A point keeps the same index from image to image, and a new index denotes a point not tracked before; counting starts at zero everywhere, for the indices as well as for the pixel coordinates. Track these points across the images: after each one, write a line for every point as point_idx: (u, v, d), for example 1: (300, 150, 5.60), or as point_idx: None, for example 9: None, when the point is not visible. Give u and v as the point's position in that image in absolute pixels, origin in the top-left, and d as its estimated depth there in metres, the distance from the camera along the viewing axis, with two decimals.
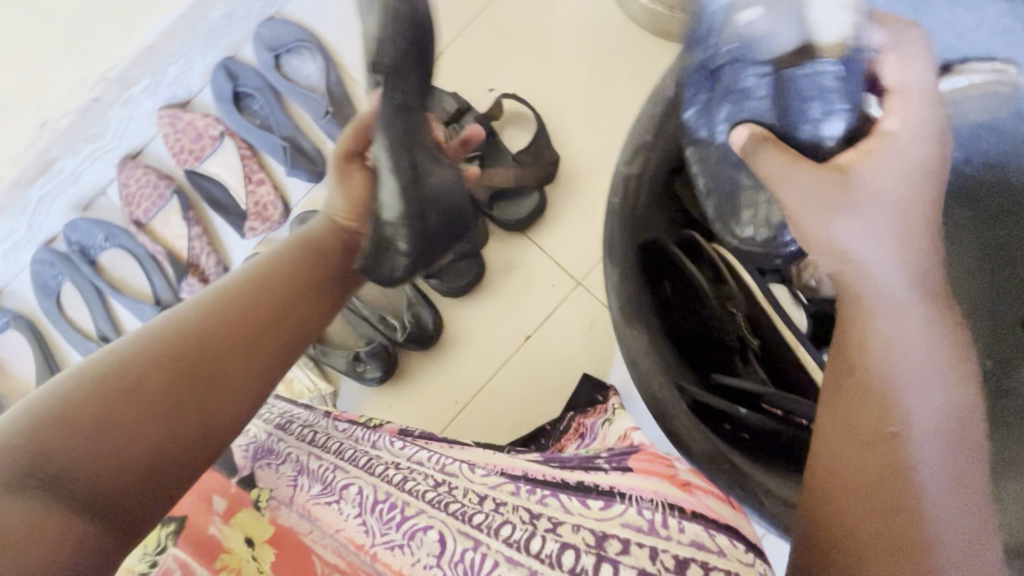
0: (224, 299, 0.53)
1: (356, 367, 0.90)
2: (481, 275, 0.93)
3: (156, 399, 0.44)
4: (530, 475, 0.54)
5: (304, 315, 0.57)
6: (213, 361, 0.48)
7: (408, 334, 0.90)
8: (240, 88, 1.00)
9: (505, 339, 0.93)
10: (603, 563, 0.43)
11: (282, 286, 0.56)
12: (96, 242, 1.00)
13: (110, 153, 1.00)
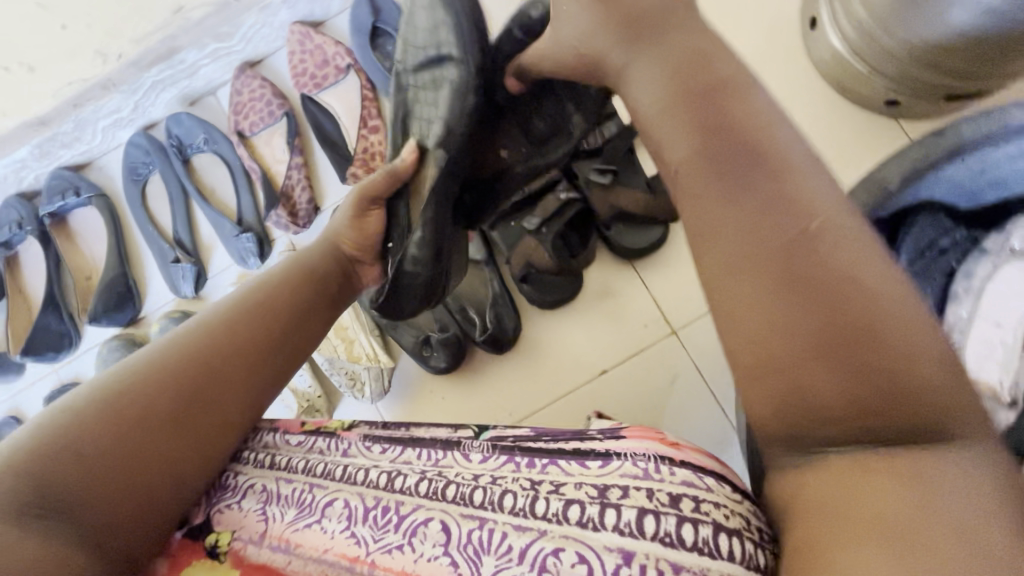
0: (224, 311, 0.48)
1: (421, 349, 0.86)
2: (574, 293, 0.86)
3: (159, 422, 0.40)
4: (524, 442, 0.46)
5: (308, 319, 0.53)
6: (221, 374, 0.44)
7: (486, 335, 0.84)
8: (380, 24, 0.93)
9: (579, 365, 0.87)
10: (607, 512, 0.37)
11: (289, 306, 0.52)
12: (194, 142, 0.96)
13: (232, 55, 0.95)
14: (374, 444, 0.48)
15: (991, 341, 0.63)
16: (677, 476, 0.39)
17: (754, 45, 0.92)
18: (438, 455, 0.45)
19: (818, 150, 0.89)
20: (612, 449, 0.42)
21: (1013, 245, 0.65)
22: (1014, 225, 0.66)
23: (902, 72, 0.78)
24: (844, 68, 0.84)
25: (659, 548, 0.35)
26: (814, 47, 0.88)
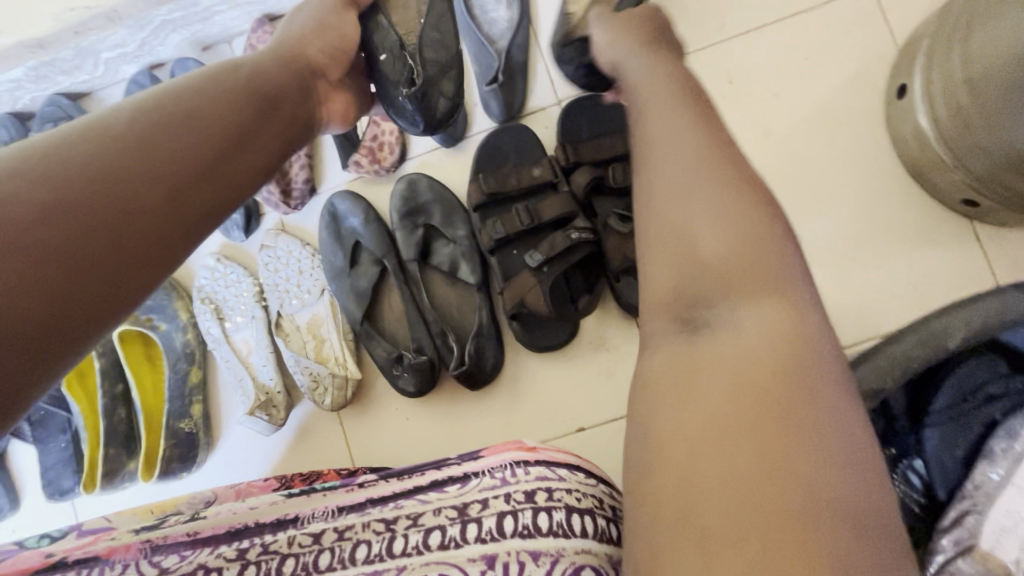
0: (152, 104, 0.40)
1: (392, 367, 0.79)
2: (567, 340, 0.78)
3: (72, 214, 0.33)
4: (372, 496, 0.44)
5: (263, 130, 0.46)
6: (152, 168, 0.37)
7: (462, 369, 0.76)
8: None
9: (554, 419, 0.79)
10: (469, 525, 0.40)
11: (223, 116, 0.42)
12: None
13: (252, 5, 0.87)
14: (165, 556, 0.41)
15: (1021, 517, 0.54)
16: (530, 474, 0.43)
17: (829, 101, 0.80)
18: (269, 538, 0.41)
19: (873, 236, 0.78)
20: (469, 471, 0.45)
21: None
22: None
23: (990, 173, 0.65)
24: (926, 151, 0.72)
25: (519, 543, 0.39)
26: (897, 117, 0.76)
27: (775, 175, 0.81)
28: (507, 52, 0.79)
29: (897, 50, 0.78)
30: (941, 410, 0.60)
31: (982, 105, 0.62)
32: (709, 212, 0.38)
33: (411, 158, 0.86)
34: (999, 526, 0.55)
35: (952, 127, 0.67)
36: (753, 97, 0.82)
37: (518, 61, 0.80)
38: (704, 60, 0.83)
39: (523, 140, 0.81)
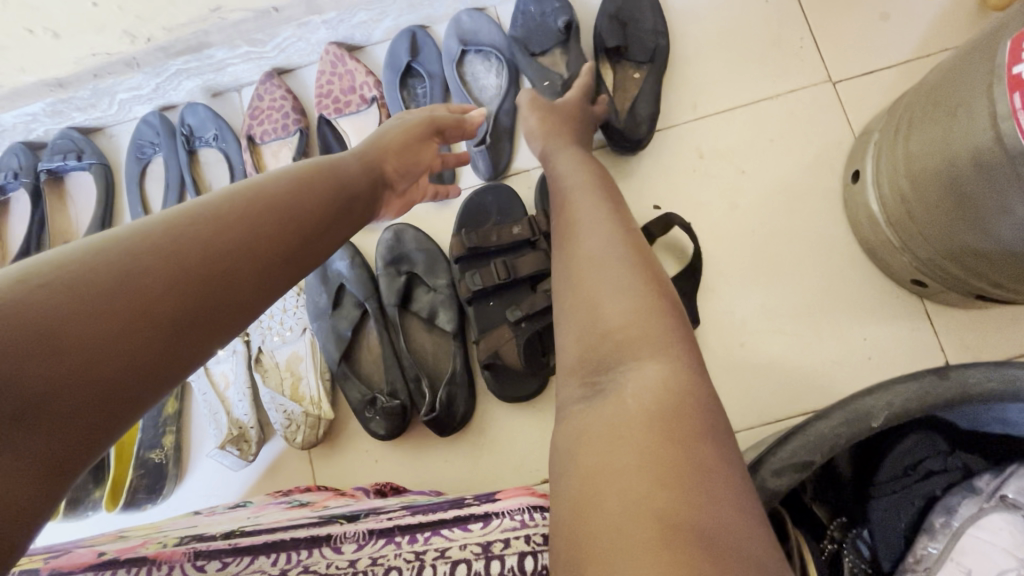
0: (237, 199, 0.44)
1: (365, 410, 0.81)
2: (539, 391, 0.80)
3: (156, 303, 0.35)
4: (399, 524, 0.46)
5: (326, 231, 0.49)
6: (228, 264, 0.40)
7: (433, 415, 0.78)
8: (414, 65, 0.93)
9: (521, 468, 0.80)
10: (492, 562, 0.42)
11: (315, 206, 0.48)
12: (204, 135, 0.95)
13: (263, 60, 0.93)
14: (208, 562, 0.43)
15: None
16: (548, 518, 0.44)
17: (791, 180, 0.86)
18: (307, 557, 0.44)
19: (831, 308, 0.82)
20: (488, 509, 0.46)
21: (1005, 492, 0.58)
22: (1018, 472, 0.58)
23: (932, 259, 0.71)
24: (877, 233, 0.78)
25: None
26: (852, 199, 0.82)
27: (741, 244, 0.86)
28: (495, 117, 0.87)
29: (853, 139, 0.85)
30: (888, 480, 0.63)
31: (921, 199, 0.67)
32: (602, 249, 0.48)
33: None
34: None
35: (899, 215, 0.72)
36: (723, 173, 0.88)
37: (504, 124, 0.88)
38: (677, 136, 0.89)
39: (504, 199, 0.86)
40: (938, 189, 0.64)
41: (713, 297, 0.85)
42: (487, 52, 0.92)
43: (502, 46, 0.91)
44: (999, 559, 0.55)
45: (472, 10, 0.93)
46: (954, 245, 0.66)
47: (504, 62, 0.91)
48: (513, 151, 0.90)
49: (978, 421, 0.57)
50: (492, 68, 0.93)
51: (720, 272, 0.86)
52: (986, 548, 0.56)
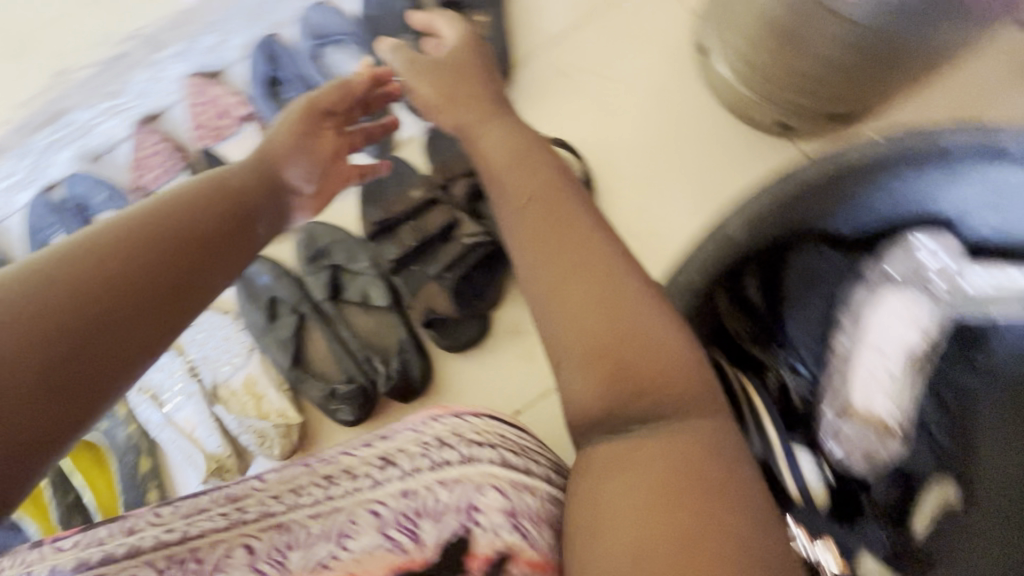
0: (140, 218, 0.45)
1: (329, 403, 0.84)
2: (484, 333, 0.85)
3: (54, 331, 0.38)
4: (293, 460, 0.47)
5: (236, 238, 0.50)
6: (129, 284, 0.42)
7: (391, 385, 0.82)
8: (278, 74, 0.93)
9: (492, 409, 0.84)
10: (387, 466, 0.44)
11: (207, 224, 0.48)
12: (97, 201, 0.91)
13: (129, 112, 0.94)
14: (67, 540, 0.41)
15: (881, 373, 0.65)
16: (445, 422, 0.47)
17: (651, 70, 0.91)
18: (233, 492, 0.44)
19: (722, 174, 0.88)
20: (397, 426, 0.49)
21: (888, 271, 0.66)
22: (890, 249, 0.66)
23: (784, 97, 0.77)
24: (735, 91, 0.83)
25: (433, 474, 0.43)
26: (708, 70, 0.87)
27: (628, 143, 0.90)
28: None
29: (692, 17, 0.91)
30: (794, 294, 0.68)
31: (751, 45, 0.73)
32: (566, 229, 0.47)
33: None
34: (868, 385, 0.65)
35: (744, 68, 0.78)
36: (590, 84, 0.92)
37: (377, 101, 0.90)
38: (538, 64, 0.94)
39: (401, 170, 0.90)
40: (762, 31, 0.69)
41: (618, 198, 0.89)
42: (341, 39, 0.94)
43: (353, 30, 0.93)
44: (904, 333, 0.65)
45: (316, 6, 0.95)
46: (790, 75, 0.72)
47: (360, 44, 0.93)
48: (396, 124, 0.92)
49: (846, 217, 0.63)
50: (351, 54, 0.95)
51: (617, 174, 0.90)
52: (890, 325, 0.65)
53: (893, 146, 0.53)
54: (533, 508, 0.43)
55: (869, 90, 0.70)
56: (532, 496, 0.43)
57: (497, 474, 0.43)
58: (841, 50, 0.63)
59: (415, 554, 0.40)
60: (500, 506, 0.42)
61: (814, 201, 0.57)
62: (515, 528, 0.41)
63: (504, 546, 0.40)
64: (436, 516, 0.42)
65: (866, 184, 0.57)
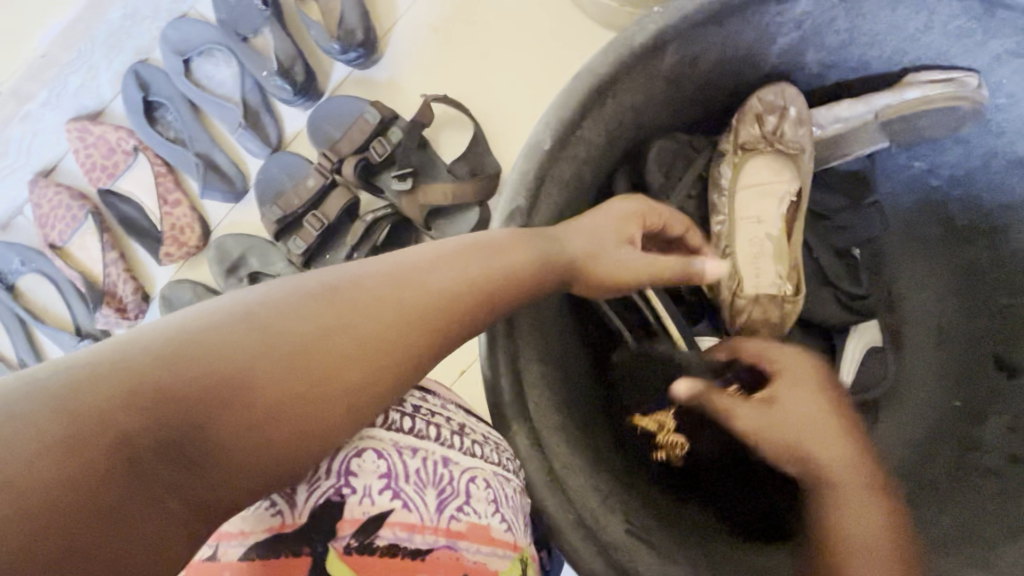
0: (282, 314, 0.35)
1: None
2: None
3: (86, 526, 0.27)
4: None
5: (394, 375, 0.37)
6: (332, 390, 0.35)
7: None
8: (151, 97, 0.94)
9: (438, 374, 0.87)
10: None
11: (432, 300, 0.40)
12: (13, 267, 0.97)
13: (20, 170, 0.96)
14: None
15: (761, 239, 0.66)
16: None
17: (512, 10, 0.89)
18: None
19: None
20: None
21: (743, 141, 0.65)
22: (739, 120, 0.65)
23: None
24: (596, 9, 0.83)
25: (384, 433, 0.39)
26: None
27: (509, 89, 0.88)
28: (243, 100, 0.91)
29: None
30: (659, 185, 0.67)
31: None
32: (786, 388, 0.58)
33: (217, 225, 0.94)
34: (752, 255, 0.66)
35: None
36: (462, 39, 0.90)
37: (254, 101, 0.91)
38: None
39: (288, 163, 0.90)
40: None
41: (510, 148, 0.87)
42: (207, 49, 0.93)
43: (216, 37, 0.92)
44: (772, 196, 0.65)
45: (174, 22, 0.93)
46: None
47: (226, 50, 0.92)
48: (280, 120, 0.93)
49: (688, 99, 0.64)
50: (221, 62, 0.94)
51: (501, 123, 0.88)
52: (757, 194, 0.65)
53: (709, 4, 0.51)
54: (412, 469, 0.39)
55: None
56: (416, 458, 0.39)
57: (383, 438, 0.39)
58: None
59: (286, 517, 0.36)
60: (376, 471, 0.37)
61: (645, 71, 0.55)
62: (391, 492, 0.37)
63: (376, 508, 0.36)
64: (310, 478, 0.37)
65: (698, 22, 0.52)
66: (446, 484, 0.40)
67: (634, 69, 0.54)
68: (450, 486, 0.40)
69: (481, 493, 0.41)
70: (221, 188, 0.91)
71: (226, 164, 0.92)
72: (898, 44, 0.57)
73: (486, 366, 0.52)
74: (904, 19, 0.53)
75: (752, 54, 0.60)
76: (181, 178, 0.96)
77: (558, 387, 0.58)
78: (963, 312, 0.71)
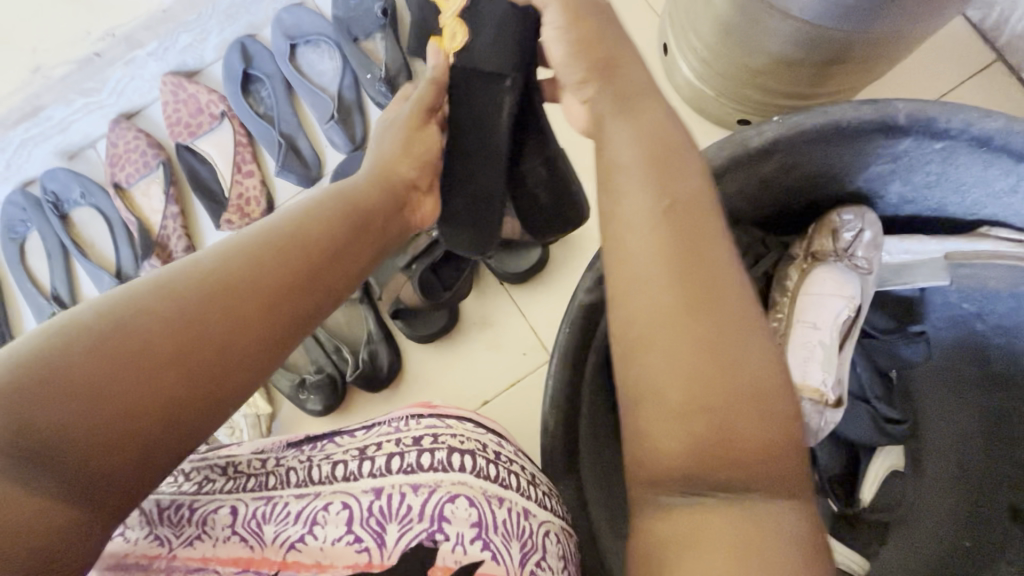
0: (244, 241, 0.48)
1: (299, 393, 0.87)
2: (451, 323, 0.88)
3: (109, 423, 0.37)
4: (331, 459, 0.48)
5: (340, 263, 0.50)
6: (292, 273, 0.47)
7: (358, 373, 0.85)
8: (251, 70, 0.98)
9: (462, 399, 0.87)
10: (425, 490, 0.44)
11: (344, 218, 0.54)
12: (71, 197, 0.99)
13: (105, 109, 0.98)
14: (201, 475, 0.48)
15: (813, 344, 0.67)
16: (421, 424, 0.49)
17: None
18: (233, 453, 0.51)
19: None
20: (376, 421, 0.53)
21: (813, 248, 0.69)
22: (816, 229, 0.69)
23: (731, 90, 0.82)
24: (694, 91, 0.88)
25: (475, 482, 0.45)
26: (672, 73, 0.92)
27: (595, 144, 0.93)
28: (339, 94, 0.94)
29: (648, 26, 0.98)
30: None
31: (709, 44, 0.76)
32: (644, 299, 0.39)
33: (281, 204, 0.96)
34: (801, 359, 0.67)
35: (703, 69, 0.82)
36: None
37: (349, 98, 0.94)
38: None
39: None
40: (710, 31, 0.74)
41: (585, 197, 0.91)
42: (315, 40, 0.97)
43: (327, 31, 0.96)
44: (833, 305, 0.67)
45: (290, 7, 0.97)
46: (743, 63, 0.74)
47: (334, 45, 0.96)
48: (367, 122, 0.96)
49: (773, 199, 0.68)
50: (325, 54, 0.97)
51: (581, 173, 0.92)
52: (820, 303, 0.68)
53: (824, 122, 0.55)
54: (499, 519, 0.44)
55: (826, 83, 0.72)
56: (502, 508, 0.45)
57: (473, 486, 0.45)
58: (784, 45, 0.66)
59: (382, 556, 0.41)
60: (468, 519, 0.43)
61: (753, 167, 0.58)
62: (481, 542, 0.42)
63: (468, 557, 0.41)
64: (404, 520, 0.43)
65: (810, 136, 0.56)
66: (527, 538, 0.45)
67: (744, 163, 0.57)
68: (529, 538, 0.45)
69: (554, 549, 0.46)
70: (297, 170, 0.93)
71: (307, 148, 0.95)
72: (984, 197, 0.61)
73: (549, 412, 0.54)
74: (995, 177, 0.57)
75: (846, 172, 0.64)
76: (258, 151, 0.98)
77: (599, 441, 0.60)
78: (983, 450, 0.72)
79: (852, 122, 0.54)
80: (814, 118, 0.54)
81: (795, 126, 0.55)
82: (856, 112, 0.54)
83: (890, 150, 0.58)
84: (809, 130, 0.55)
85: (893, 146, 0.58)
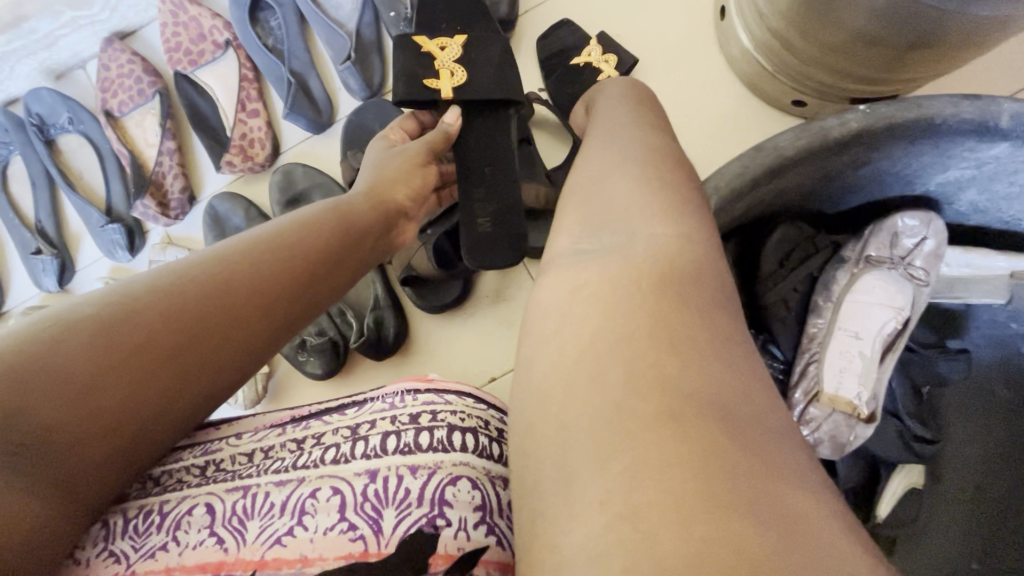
0: (243, 241, 0.46)
1: (298, 355, 0.83)
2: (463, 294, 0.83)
3: (104, 419, 0.35)
4: (320, 441, 0.43)
5: (336, 272, 0.50)
6: (291, 276, 0.45)
7: (363, 340, 0.80)
8: None
9: (469, 373, 0.83)
10: (422, 471, 0.40)
11: (342, 226, 0.52)
12: (58, 122, 0.91)
13: (96, 25, 0.88)
14: (168, 475, 0.42)
15: (852, 355, 0.62)
16: (417, 401, 0.46)
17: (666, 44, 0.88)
18: (210, 445, 0.45)
19: (722, 144, 0.85)
20: (368, 399, 0.49)
21: (870, 252, 0.64)
22: (872, 231, 0.64)
23: (794, 68, 0.74)
24: (751, 64, 0.80)
25: (476, 460, 0.42)
26: (727, 42, 0.83)
27: None
28: (356, 31, 0.84)
29: None
30: (770, 273, 0.64)
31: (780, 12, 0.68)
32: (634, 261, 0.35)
33: (287, 149, 0.89)
34: (837, 369, 0.63)
35: (767, 40, 0.74)
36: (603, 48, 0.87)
37: (368, 37, 0.85)
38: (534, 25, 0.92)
39: (384, 112, 0.84)
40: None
41: None
42: None
43: None
44: (878, 314, 0.62)
45: None
46: (816, 38, 0.66)
47: None
48: (387, 66, 0.87)
49: (831, 195, 0.62)
50: None
51: None
52: (863, 308, 0.63)
53: (913, 118, 0.48)
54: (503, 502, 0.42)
55: (906, 71, 0.65)
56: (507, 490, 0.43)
57: (476, 465, 0.42)
58: (873, 22, 0.58)
59: (378, 545, 0.37)
60: (472, 503, 0.40)
61: (824, 159, 0.52)
62: (486, 527, 0.39)
63: (472, 544, 0.38)
64: (402, 505, 0.38)
65: (897, 130, 0.49)
66: None
67: (816, 153, 0.51)
68: None
69: None
70: (307, 114, 0.84)
71: (318, 90, 0.86)
72: None
73: None
74: None
75: (918, 175, 0.58)
76: (266, 89, 0.90)
77: None
78: (1010, 478, 0.68)
79: (947, 119, 0.48)
80: (902, 113, 0.48)
81: (879, 119, 0.49)
82: (951, 109, 0.48)
83: (976, 157, 0.52)
84: (895, 125, 0.49)
85: (978, 154, 0.52)
